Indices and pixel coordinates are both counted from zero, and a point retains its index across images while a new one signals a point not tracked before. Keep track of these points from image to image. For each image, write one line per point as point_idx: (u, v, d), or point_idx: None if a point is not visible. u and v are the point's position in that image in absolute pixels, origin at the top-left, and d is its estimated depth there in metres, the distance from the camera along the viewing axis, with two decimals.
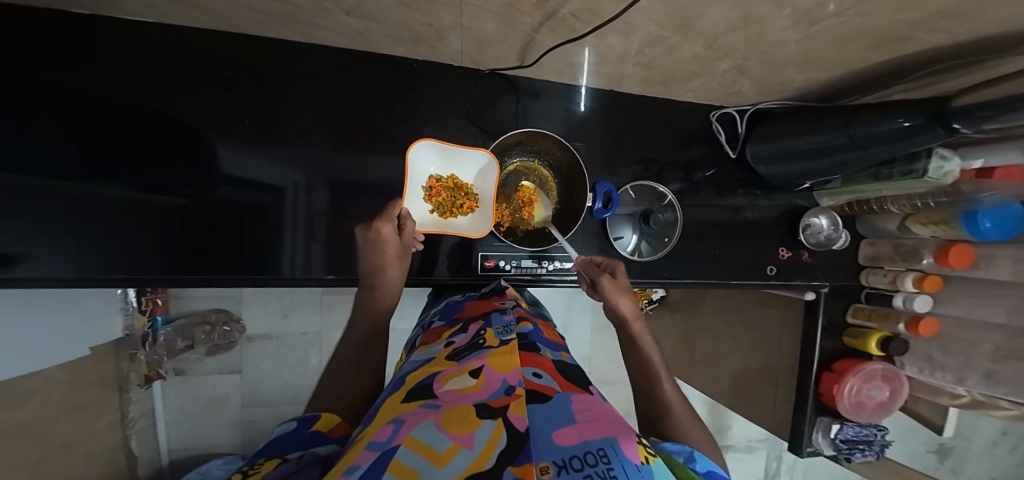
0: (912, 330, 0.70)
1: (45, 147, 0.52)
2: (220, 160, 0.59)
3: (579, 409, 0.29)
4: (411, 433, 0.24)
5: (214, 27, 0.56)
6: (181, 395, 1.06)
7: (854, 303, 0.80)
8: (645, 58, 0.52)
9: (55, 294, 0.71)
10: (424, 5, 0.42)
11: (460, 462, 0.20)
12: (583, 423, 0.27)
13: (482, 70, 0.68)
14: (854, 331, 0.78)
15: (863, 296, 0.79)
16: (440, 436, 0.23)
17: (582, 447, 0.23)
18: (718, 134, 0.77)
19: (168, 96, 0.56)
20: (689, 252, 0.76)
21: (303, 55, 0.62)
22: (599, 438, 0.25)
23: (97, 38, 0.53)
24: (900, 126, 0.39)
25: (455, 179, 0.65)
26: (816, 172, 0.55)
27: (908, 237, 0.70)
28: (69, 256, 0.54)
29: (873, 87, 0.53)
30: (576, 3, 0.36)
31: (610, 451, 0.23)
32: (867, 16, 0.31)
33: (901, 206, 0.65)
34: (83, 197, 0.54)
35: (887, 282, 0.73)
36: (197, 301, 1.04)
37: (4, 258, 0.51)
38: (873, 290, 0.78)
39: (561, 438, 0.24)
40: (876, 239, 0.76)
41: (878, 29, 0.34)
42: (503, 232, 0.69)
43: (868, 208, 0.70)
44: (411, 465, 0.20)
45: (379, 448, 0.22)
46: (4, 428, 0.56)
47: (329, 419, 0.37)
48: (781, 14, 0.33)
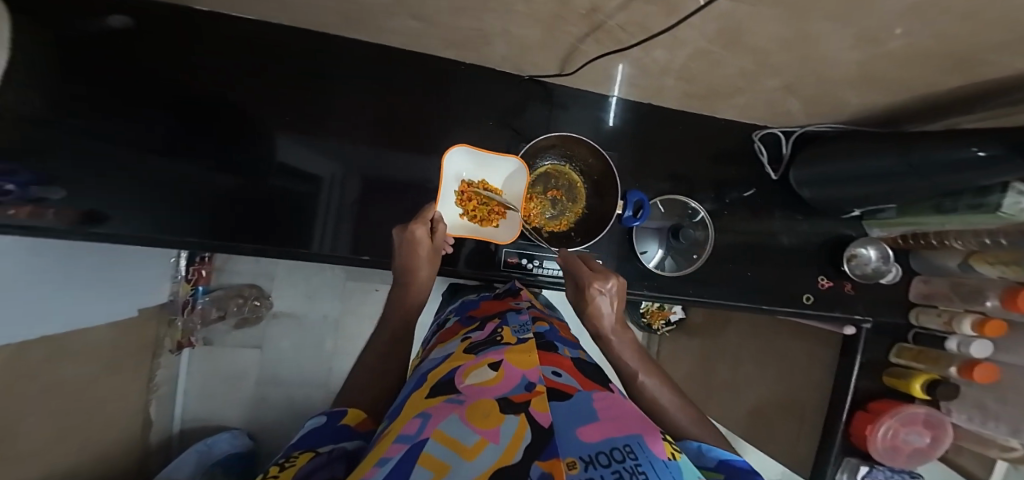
0: (966, 376, 0.64)
1: (117, 122, 0.57)
2: (276, 149, 0.63)
3: (601, 406, 0.29)
4: (437, 427, 0.24)
5: (278, 22, 0.60)
6: (205, 364, 1.11)
7: (900, 343, 0.75)
8: (688, 73, 0.51)
9: (107, 258, 0.76)
10: (477, 12, 0.43)
11: (487, 455, 0.21)
12: (606, 420, 0.26)
13: (522, 75, 0.69)
14: (897, 371, 0.73)
15: (911, 336, 0.75)
16: (466, 431, 0.23)
17: (607, 444, 0.23)
18: (760, 154, 0.75)
19: (229, 83, 0.61)
20: (718, 272, 0.74)
21: (355, 52, 0.65)
22: (624, 434, 0.25)
23: (174, 26, 0.58)
24: (974, 156, 0.35)
25: (485, 183, 0.67)
26: (868, 198, 0.52)
27: (970, 277, 0.64)
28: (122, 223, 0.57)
29: (941, 113, 0.50)
30: (627, 15, 0.36)
31: (636, 448, 0.23)
32: (942, 36, 0.30)
33: (967, 242, 0.60)
34: (144, 168, 0.58)
35: (941, 323, 0.68)
36: (236, 275, 1.11)
37: (95, 216, 0.56)
38: (922, 330, 0.73)
39: (586, 434, 0.24)
40: (931, 276, 0.72)
41: (952, 51, 0.32)
42: (528, 230, 0.69)
43: (925, 240, 0.66)
44: (440, 458, 0.20)
45: (407, 441, 0.23)
46: (49, 380, 0.61)
47: (355, 416, 0.38)
48: (842, 33, 0.32)
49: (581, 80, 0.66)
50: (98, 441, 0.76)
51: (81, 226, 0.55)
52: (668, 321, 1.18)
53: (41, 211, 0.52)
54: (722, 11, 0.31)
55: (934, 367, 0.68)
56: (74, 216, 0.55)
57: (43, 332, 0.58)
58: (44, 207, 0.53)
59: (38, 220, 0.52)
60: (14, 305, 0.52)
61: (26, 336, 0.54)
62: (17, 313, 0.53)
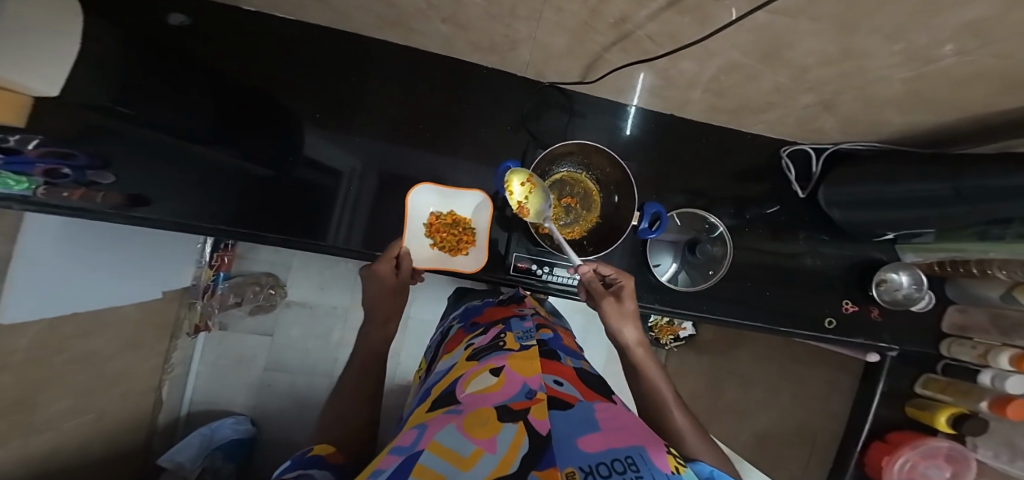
0: (997, 412, 0.59)
1: (157, 110, 0.59)
2: (303, 142, 0.64)
3: (603, 416, 0.28)
4: (434, 437, 0.24)
5: (315, 22, 0.62)
6: (218, 349, 1.14)
7: (927, 374, 0.71)
8: (717, 86, 0.50)
9: (138, 239, 0.78)
10: (506, 18, 0.43)
11: (482, 466, 0.20)
12: (609, 430, 0.26)
13: (543, 82, 0.69)
14: (921, 402, 0.69)
15: (940, 368, 0.70)
16: (463, 441, 0.23)
17: (608, 454, 0.22)
18: (787, 170, 0.73)
19: (263, 77, 0.62)
20: (733, 290, 0.72)
21: (386, 53, 0.66)
22: (626, 445, 0.24)
23: (216, 21, 0.60)
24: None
25: (454, 215, 0.66)
26: (903, 222, 0.50)
27: (1014, 309, 0.59)
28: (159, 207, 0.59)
29: (990, 136, 0.48)
30: (657, 25, 0.35)
31: (638, 458, 0.22)
32: (1000, 57, 0.28)
33: (1010, 272, 0.55)
34: (177, 157, 0.60)
35: (974, 355, 0.63)
36: (255, 263, 1.14)
37: (141, 198, 0.58)
38: (954, 361, 0.69)
39: (586, 444, 0.23)
40: (967, 306, 0.67)
41: (1008, 73, 0.31)
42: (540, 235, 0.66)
43: (964, 269, 0.61)
44: (433, 467, 0.20)
45: (404, 453, 0.23)
46: (71, 355, 0.63)
47: (323, 449, 0.38)
48: (891, 50, 0.31)
49: (601, 89, 0.65)
50: (109, 416, 0.79)
51: (123, 208, 0.57)
52: (677, 337, 1.12)
53: (90, 195, 0.55)
54: (758, 23, 0.30)
55: (961, 400, 0.64)
56: (119, 199, 0.57)
57: (75, 309, 0.62)
58: (95, 190, 0.55)
59: (88, 203, 0.54)
60: (53, 282, 0.55)
61: (58, 311, 0.58)
62: (53, 289, 0.56)
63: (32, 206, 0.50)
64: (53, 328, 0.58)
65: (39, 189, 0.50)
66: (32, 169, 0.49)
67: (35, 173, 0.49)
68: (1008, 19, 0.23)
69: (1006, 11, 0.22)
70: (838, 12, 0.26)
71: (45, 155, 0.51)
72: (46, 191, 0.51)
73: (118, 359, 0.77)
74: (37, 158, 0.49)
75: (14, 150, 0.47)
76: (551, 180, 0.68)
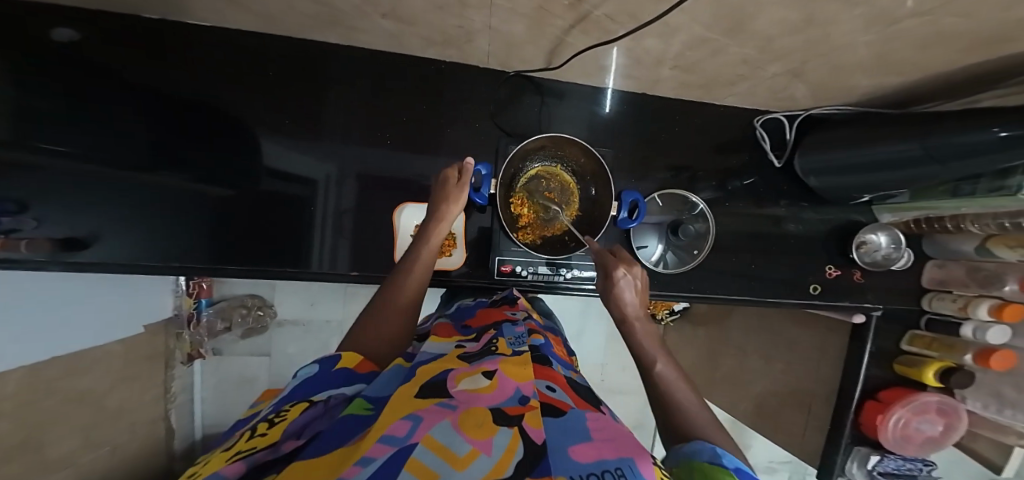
0: (981, 363, 0.61)
1: (109, 142, 0.57)
2: (263, 153, 0.61)
3: (594, 427, 0.27)
4: (427, 432, 0.22)
5: (263, 31, 0.59)
6: (218, 374, 1.08)
7: (911, 330, 0.73)
8: (684, 61, 0.49)
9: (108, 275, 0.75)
10: (457, 8, 0.41)
11: (476, 466, 0.19)
12: (600, 441, 0.25)
13: (507, 72, 0.67)
14: (908, 359, 0.71)
15: (923, 323, 0.72)
16: (457, 439, 0.22)
17: (598, 465, 0.22)
18: (762, 140, 0.73)
19: (214, 94, 0.60)
20: (720, 264, 0.72)
21: (340, 55, 0.63)
22: (617, 457, 0.23)
23: (158, 39, 0.57)
24: (996, 137, 0.33)
25: None
26: (879, 185, 0.50)
27: (988, 261, 0.60)
28: (122, 245, 0.57)
29: (955, 92, 0.48)
30: (614, 5, 0.34)
31: (628, 470, 0.21)
32: (960, 15, 0.28)
33: (984, 225, 0.55)
34: (140, 187, 0.58)
35: (955, 308, 0.65)
36: (237, 285, 1.07)
37: (80, 242, 0.56)
38: (936, 315, 0.70)
39: (578, 454, 0.23)
40: (945, 261, 0.69)
41: (967, 31, 0.30)
42: (521, 236, 0.66)
43: (940, 225, 0.61)
44: (423, 461, 0.19)
45: (393, 441, 0.21)
46: (68, 396, 0.62)
47: (350, 357, 0.38)
48: (852, 14, 0.30)
49: (568, 73, 0.64)
50: (122, 450, 0.78)
51: (58, 255, 0.55)
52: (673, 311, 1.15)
53: (13, 244, 0.52)
54: None
55: (948, 354, 0.66)
56: (48, 246, 0.54)
57: (53, 352, 0.59)
58: (16, 238, 0.52)
59: (12, 253, 0.52)
60: (22, 328, 0.54)
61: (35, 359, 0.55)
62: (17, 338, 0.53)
63: None
64: (35, 373, 0.55)
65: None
66: None
67: None
68: None
69: None
70: None
71: None
72: None
73: (115, 394, 0.74)
74: None
75: None
76: (525, 179, 0.66)
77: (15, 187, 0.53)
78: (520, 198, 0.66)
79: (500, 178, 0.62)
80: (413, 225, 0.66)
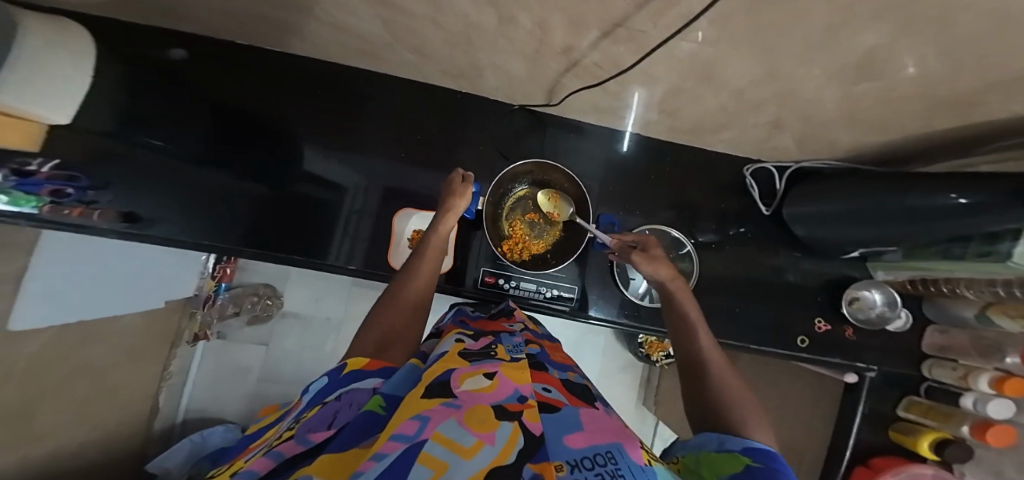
0: (980, 437, 0.57)
1: (174, 130, 0.65)
2: (305, 158, 0.68)
3: (588, 420, 0.28)
4: (435, 430, 0.21)
5: (300, 53, 0.67)
6: (216, 358, 1.14)
7: (910, 397, 0.69)
8: (670, 105, 0.53)
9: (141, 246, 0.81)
10: (473, 42, 0.47)
11: (483, 456, 0.19)
12: (592, 431, 0.26)
13: (513, 105, 0.72)
14: (904, 427, 0.66)
15: (922, 390, 0.68)
16: (463, 432, 0.21)
17: (590, 449, 0.23)
18: (751, 188, 0.73)
19: (248, 102, 0.67)
20: (712, 306, 0.71)
21: (364, 77, 0.70)
22: (605, 442, 0.24)
23: (212, 51, 0.66)
24: (956, 203, 0.35)
25: None
26: (871, 240, 0.50)
27: (990, 330, 0.58)
28: (180, 224, 0.64)
29: (940, 155, 0.48)
30: (601, 53, 0.41)
31: (617, 453, 0.23)
32: (920, 67, 0.30)
33: (980, 291, 0.54)
34: (180, 170, 0.64)
35: (956, 378, 0.61)
36: (255, 274, 1.15)
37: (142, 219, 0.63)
38: (936, 384, 0.66)
39: (571, 441, 0.24)
40: (948, 328, 0.64)
41: (925, 88, 0.33)
42: (503, 251, 0.68)
43: (936, 288, 0.60)
44: (436, 456, 0.19)
45: (402, 438, 0.20)
46: (82, 365, 0.66)
47: (357, 361, 0.37)
48: (815, 60, 0.32)
49: (569, 110, 0.68)
50: (113, 424, 0.80)
51: (118, 226, 0.62)
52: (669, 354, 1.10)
53: (88, 213, 0.59)
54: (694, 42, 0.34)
55: (943, 424, 0.61)
56: (114, 217, 0.62)
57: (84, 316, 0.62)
58: (92, 209, 0.60)
59: (87, 220, 0.59)
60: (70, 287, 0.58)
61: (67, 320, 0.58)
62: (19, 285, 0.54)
63: (40, 223, 0.53)
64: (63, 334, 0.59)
65: (43, 206, 0.54)
66: (38, 189, 0.54)
67: (41, 193, 0.54)
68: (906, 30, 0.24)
69: (897, 38, 0.26)
70: (756, 37, 0.30)
71: (54, 177, 0.57)
72: (50, 208, 0.55)
73: (118, 370, 0.78)
74: (44, 179, 0.55)
75: (23, 173, 0.53)
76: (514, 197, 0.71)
77: (100, 168, 0.62)
78: (506, 216, 0.70)
79: (488, 195, 0.67)
80: (412, 230, 0.69)
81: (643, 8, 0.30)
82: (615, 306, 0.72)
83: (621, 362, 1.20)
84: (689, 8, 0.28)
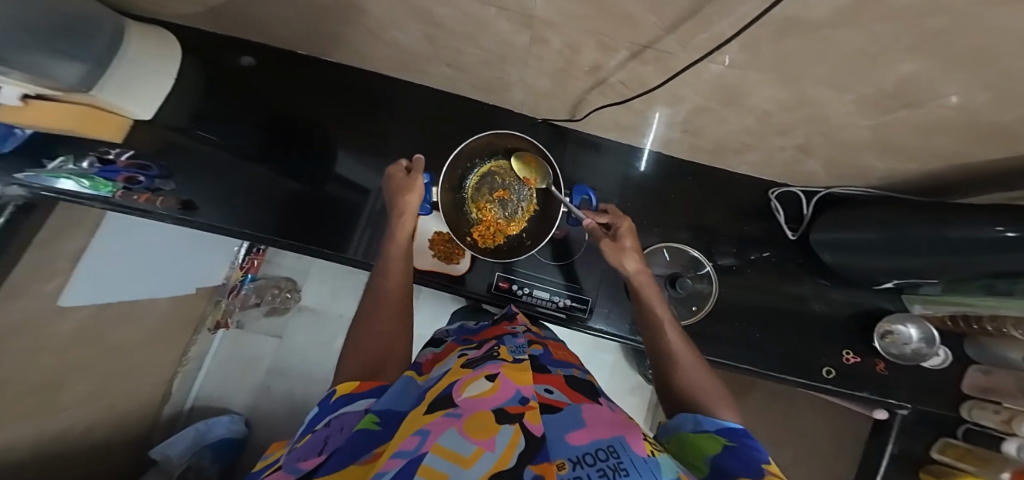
0: None
1: (222, 129, 0.70)
2: (336, 161, 0.72)
3: (588, 415, 0.27)
4: (435, 441, 0.20)
5: (342, 62, 0.71)
6: (231, 346, 1.16)
7: (945, 439, 0.63)
8: (692, 126, 0.53)
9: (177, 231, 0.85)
10: (504, 60, 0.49)
11: (484, 464, 0.18)
12: (594, 426, 0.25)
13: (537, 119, 0.73)
14: (938, 470, 0.60)
15: (960, 433, 0.62)
16: (462, 439, 0.20)
17: (592, 444, 0.22)
18: (776, 212, 0.71)
19: (289, 106, 0.71)
20: (729, 330, 0.69)
21: (395, 87, 0.73)
22: (608, 435, 0.23)
23: (264, 59, 0.71)
24: (1003, 236, 0.33)
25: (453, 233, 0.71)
26: (905, 271, 0.48)
27: None
28: (216, 212, 0.67)
29: (988, 187, 0.46)
30: (626, 73, 0.42)
31: (620, 447, 0.21)
32: (966, 95, 0.29)
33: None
34: (227, 163, 0.69)
35: (996, 421, 0.56)
36: (278, 268, 1.19)
37: (191, 205, 0.67)
38: (976, 427, 0.60)
39: (573, 438, 0.22)
40: (991, 368, 0.60)
41: (969, 118, 0.32)
42: (473, 239, 0.67)
43: (978, 326, 0.56)
44: (436, 467, 0.18)
45: (403, 454, 0.19)
46: (101, 345, 0.70)
47: (349, 385, 0.37)
48: (837, 85, 0.33)
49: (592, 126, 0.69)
50: (124, 402, 0.83)
51: (176, 212, 0.65)
52: None
53: (153, 199, 0.63)
54: (721, 65, 0.34)
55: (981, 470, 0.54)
56: (174, 204, 0.65)
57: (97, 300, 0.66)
58: (157, 195, 0.64)
59: (150, 205, 0.63)
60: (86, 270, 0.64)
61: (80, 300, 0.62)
62: (51, 260, 0.57)
63: (111, 206, 0.61)
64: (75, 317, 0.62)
65: (117, 192, 0.62)
66: (116, 176, 0.62)
67: (117, 179, 0.62)
68: (944, 55, 0.24)
69: (934, 67, 0.26)
70: (785, 64, 0.31)
71: (128, 166, 0.63)
72: (122, 194, 0.62)
73: (138, 352, 0.82)
74: (122, 167, 0.62)
75: (109, 162, 0.62)
76: (474, 179, 0.69)
77: (164, 161, 0.67)
78: (472, 199, 0.68)
79: (441, 183, 0.66)
80: (432, 231, 0.71)
81: (672, 31, 0.31)
82: (627, 323, 0.71)
83: (630, 383, 1.17)
84: (721, 33, 0.29)
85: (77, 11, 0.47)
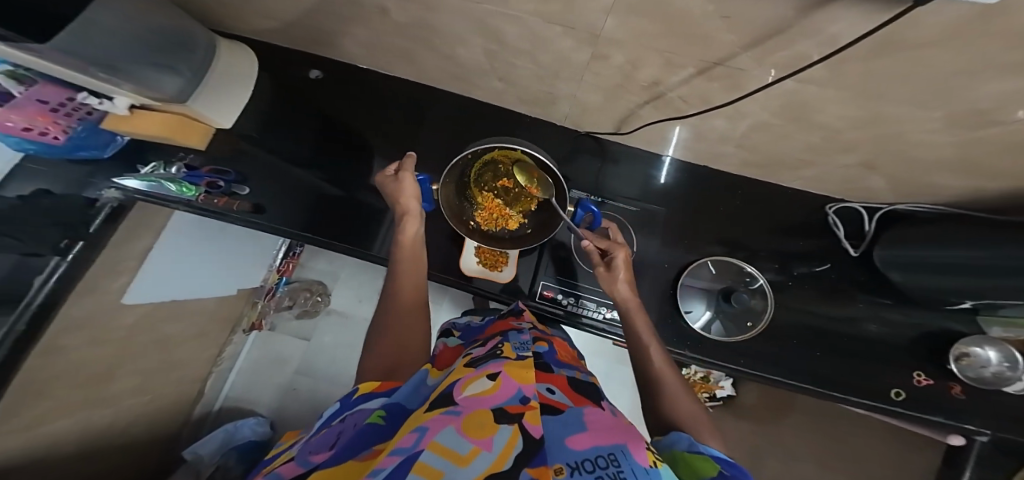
0: None
1: (278, 137, 0.73)
2: (374, 170, 0.73)
3: (590, 419, 0.26)
4: (433, 437, 0.19)
5: (396, 75, 0.74)
6: (262, 348, 1.18)
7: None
8: (748, 141, 0.53)
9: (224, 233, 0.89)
10: (557, 74, 0.51)
11: (480, 464, 0.17)
12: (594, 430, 0.24)
13: (579, 131, 0.74)
14: None
15: None
16: (460, 438, 0.19)
17: (592, 450, 0.21)
18: (835, 226, 0.70)
19: (342, 117, 0.75)
20: (777, 348, 0.66)
21: (442, 99, 0.76)
22: (609, 442, 0.22)
23: (320, 74, 0.75)
24: None
25: None
26: (981, 290, 0.45)
27: None
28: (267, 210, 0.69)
29: None
30: (688, 88, 0.43)
31: (620, 455, 0.21)
32: None
33: None
34: (277, 168, 0.72)
35: None
36: (311, 272, 1.22)
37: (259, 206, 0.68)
38: None
39: (573, 442, 0.22)
40: None
41: None
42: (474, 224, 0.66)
43: None
44: (431, 464, 0.17)
45: (401, 451, 0.18)
46: (147, 340, 0.72)
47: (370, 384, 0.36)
48: (918, 98, 0.33)
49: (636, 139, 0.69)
50: (164, 396, 0.85)
51: (245, 213, 0.67)
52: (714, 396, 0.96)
53: (230, 203, 0.66)
54: (794, 81, 0.35)
55: None
56: (248, 207, 0.67)
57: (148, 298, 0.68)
58: (234, 199, 0.67)
59: (227, 208, 0.66)
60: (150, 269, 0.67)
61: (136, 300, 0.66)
62: (122, 258, 0.61)
63: (192, 208, 0.64)
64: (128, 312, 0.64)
65: (199, 195, 0.65)
66: (199, 180, 0.65)
67: (200, 184, 0.65)
68: None
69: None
70: (866, 79, 0.31)
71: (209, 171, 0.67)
72: (204, 197, 0.65)
73: (180, 348, 0.84)
74: (204, 173, 0.66)
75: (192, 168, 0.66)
76: (477, 164, 0.64)
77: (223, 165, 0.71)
78: (474, 184, 0.65)
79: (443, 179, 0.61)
80: None
81: (749, 49, 0.32)
82: None
83: None
84: (803, 51, 0.30)
85: (167, 29, 0.53)
